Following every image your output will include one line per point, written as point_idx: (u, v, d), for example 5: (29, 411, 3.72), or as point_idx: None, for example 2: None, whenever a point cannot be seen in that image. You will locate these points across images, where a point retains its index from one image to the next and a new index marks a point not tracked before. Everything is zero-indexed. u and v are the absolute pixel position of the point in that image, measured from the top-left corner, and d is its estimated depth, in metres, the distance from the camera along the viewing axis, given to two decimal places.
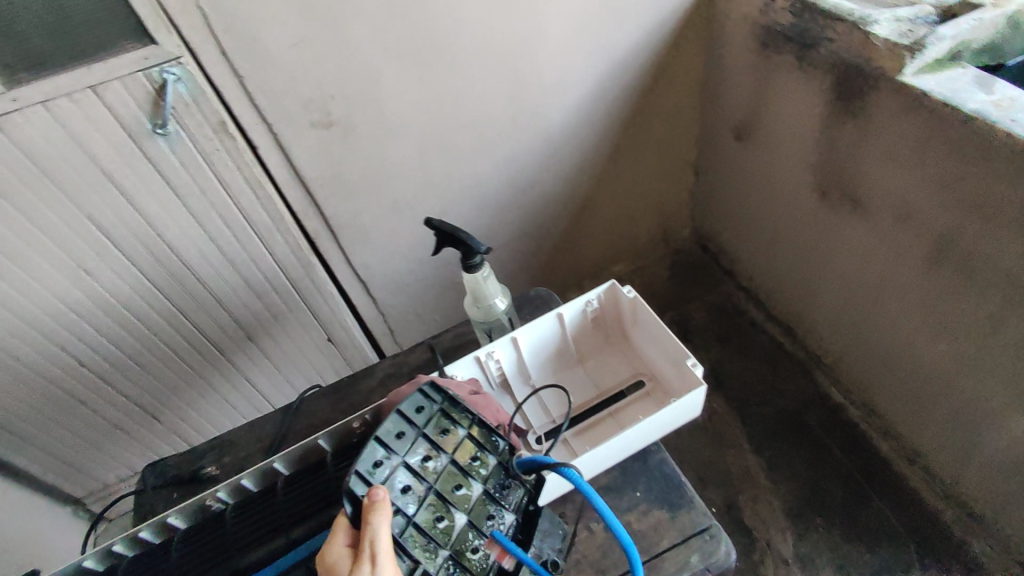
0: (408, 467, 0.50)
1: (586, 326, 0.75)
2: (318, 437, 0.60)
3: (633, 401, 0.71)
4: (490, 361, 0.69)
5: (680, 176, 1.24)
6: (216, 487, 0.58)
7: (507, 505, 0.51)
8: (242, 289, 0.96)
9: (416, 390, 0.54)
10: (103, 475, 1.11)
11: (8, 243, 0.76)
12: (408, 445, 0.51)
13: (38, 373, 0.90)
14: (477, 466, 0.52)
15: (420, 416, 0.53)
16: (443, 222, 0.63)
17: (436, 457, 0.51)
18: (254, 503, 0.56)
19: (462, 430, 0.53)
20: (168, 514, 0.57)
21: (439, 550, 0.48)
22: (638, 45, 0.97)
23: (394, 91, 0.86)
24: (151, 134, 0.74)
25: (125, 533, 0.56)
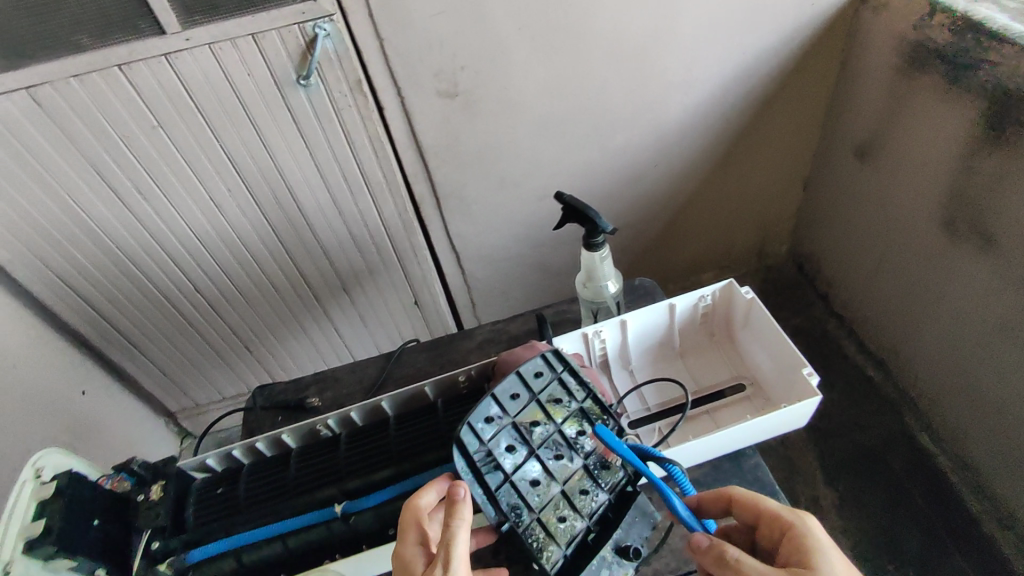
0: (515, 428, 0.55)
1: (693, 320, 0.74)
2: (426, 385, 0.65)
3: (732, 403, 0.70)
4: (596, 339, 0.70)
5: (789, 190, 1.19)
6: (326, 415, 0.64)
7: (603, 484, 0.55)
8: (346, 241, 1.01)
9: (537, 356, 0.59)
10: (196, 395, 1.21)
11: (157, 168, 0.83)
12: (520, 407, 0.56)
13: (160, 291, 0.99)
14: (580, 440, 0.56)
15: (536, 382, 0.58)
16: (574, 197, 0.63)
17: (544, 424, 0.56)
18: (366, 434, 0.63)
19: (573, 404, 0.58)
20: (280, 431, 0.63)
21: (530, 511, 0.52)
22: (769, 49, 0.94)
23: (519, 70, 0.88)
24: (295, 84, 0.79)
25: (242, 443, 0.63)
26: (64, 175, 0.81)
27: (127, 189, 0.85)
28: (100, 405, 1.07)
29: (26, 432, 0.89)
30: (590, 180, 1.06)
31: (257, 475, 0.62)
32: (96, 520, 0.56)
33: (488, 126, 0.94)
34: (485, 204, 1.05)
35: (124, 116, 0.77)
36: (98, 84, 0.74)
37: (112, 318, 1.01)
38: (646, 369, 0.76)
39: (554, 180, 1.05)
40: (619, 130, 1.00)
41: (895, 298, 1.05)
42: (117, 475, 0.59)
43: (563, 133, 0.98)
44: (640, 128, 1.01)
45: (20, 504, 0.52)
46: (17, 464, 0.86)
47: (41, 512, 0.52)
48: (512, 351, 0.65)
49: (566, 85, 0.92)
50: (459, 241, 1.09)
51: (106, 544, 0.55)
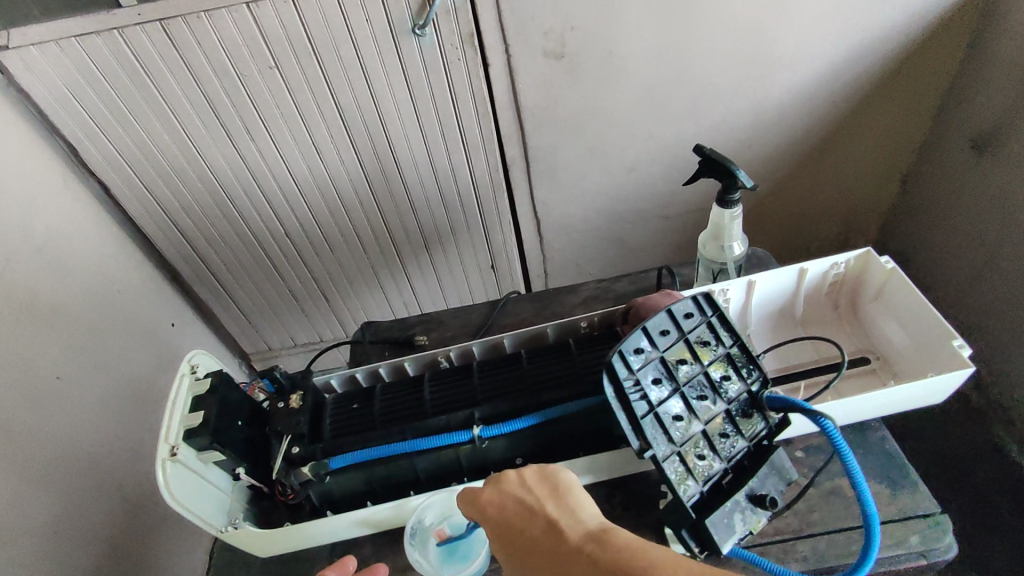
0: (663, 361, 0.55)
1: (819, 289, 0.74)
2: (548, 326, 0.68)
3: (856, 375, 0.70)
4: (721, 297, 0.70)
5: (885, 184, 1.15)
6: (449, 348, 0.67)
7: (743, 432, 0.55)
8: (434, 198, 1.02)
9: (688, 298, 0.59)
10: (270, 338, 1.24)
11: (269, 110, 0.86)
12: (668, 343, 0.56)
13: (253, 232, 1.02)
14: (724, 385, 0.57)
15: (686, 322, 0.58)
16: (716, 151, 0.63)
17: (690, 364, 0.56)
18: (497, 364, 0.64)
19: (721, 348, 0.58)
20: (405, 358, 0.67)
21: (671, 443, 0.53)
22: (888, 29, 0.90)
23: (628, 34, 0.87)
24: (410, 34, 0.80)
25: (367, 368, 0.67)
26: (181, 110, 0.84)
27: (237, 128, 0.87)
28: (191, 340, 1.12)
29: (126, 353, 0.93)
30: (685, 155, 1.05)
31: (388, 396, 0.63)
32: (241, 421, 0.60)
33: (590, 92, 0.93)
34: (575, 173, 1.05)
35: (244, 55, 0.79)
36: (225, 20, 0.76)
37: (206, 254, 1.04)
38: (762, 334, 0.76)
39: (646, 153, 1.04)
40: (719, 106, 0.98)
41: (996, 303, 1.01)
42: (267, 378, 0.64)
43: (662, 105, 0.97)
44: (741, 106, 0.98)
45: (181, 397, 0.58)
46: (118, 382, 0.90)
47: (197, 405, 0.57)
48: (648, 298, 0.66)
49: (674, 54, 0.90)
50: (544, 208, 1.09)
51: (249, 444, 0.60)
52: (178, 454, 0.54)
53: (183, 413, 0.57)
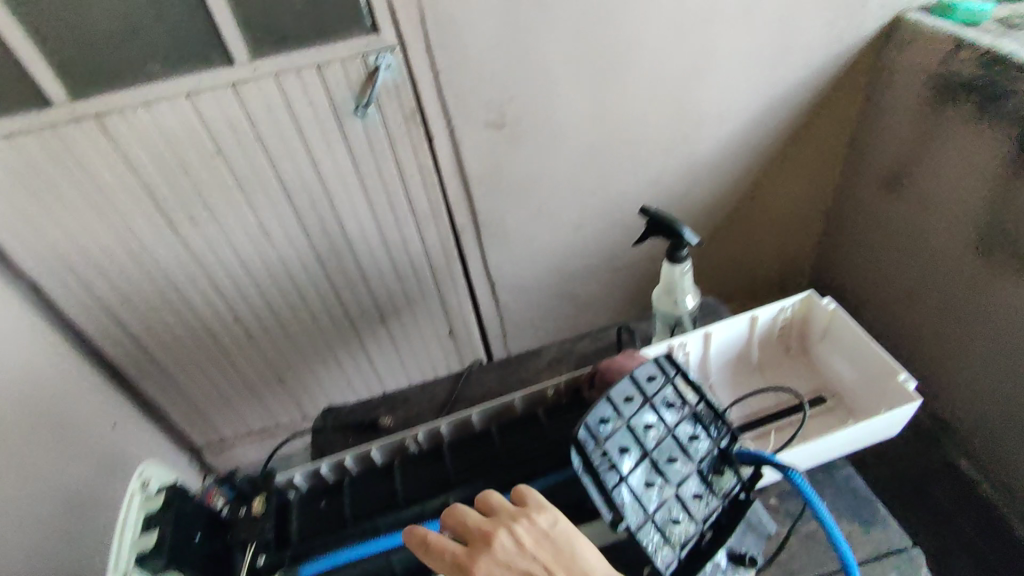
0: (631, 429, 0.56)
1: (770, 333, 0.78)
2: (516, 398, 0.69)
3: (815, 415, 0.72)
4: (680, 350, 0.73)
5: (813, 222, 1.23)
6: (417, 430, 0.66)
7: (716, 490, 0.56)
8: (387, 270, 1.02)
9: (650, 361, 0.60)
10: (223, 429, 1.17)
11: (212, 196, 0.85)
12: (634, 409, 0.57)
13: (202, 321, 0.98)
14: (694, 446, 0.57)
15: (650, 386, 0.59)
16: (661, 212, 0.66)
17: (658, 428, 0.57)
18: (467, 444, 0.64)
19: (686, 408, 0.59)
20: (370, 445, 0.66)
21: (645, 511, 0.53)
22: (796, 84, 0.99)
23: (564, 102, 0.91)
24: (353, 114, 0.82)
25: (333, 459, 0.65)
26: (119, 201, 0.82)
27: (179, 216, 0.85)
28: (134, 439, 1.04)
29: (61, 464, 0.86)
30: (627, 210, 1.09)
31: (356, 491, 0.61)
32: (198, 537, 0.56)
33: (532, 157, 0.97)
34: (523, 234, 1.07)
35: (185, 144, 0.79)
36: (165, 112, 0.76)
37: (150, 349, 0.99)
38: (723, 382, 0.78)
39: (591, 211, 1.08)
40: (654, 162, 1.03)
41: (926, 325, 1.08)
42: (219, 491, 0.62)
43: (600, 165, 1.01)
44: (674, 161, 1.04)
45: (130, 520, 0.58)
46: (52, 497, 0.82)
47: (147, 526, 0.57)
48: (613, 361, 0.66)
49: (608, 118, 0.95)
50: (497, 271, 1.11)
51: (210, 559, 0.56)
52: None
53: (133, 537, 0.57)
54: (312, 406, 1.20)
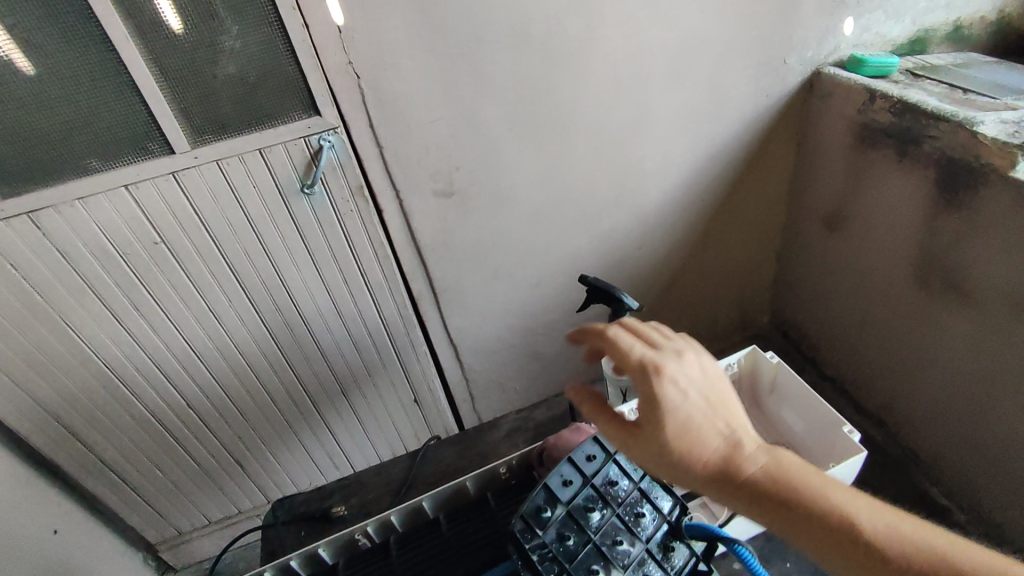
0: (571, 514, 0.59)
1: None
2: (467, 479, 0.66)
3: None
4: None
5: (763, 264, 1.27)
6: (365, 522, 0.64)
7: (668, 568, 0.57)
8: (344, 343, 1.00)
9: (590, 441, 0.64)
10: (179, 522, 1.10)
11: (157, 282, 0.83)
12: (574, 493, 0.60)
13: (151, 411, 0.94)
14: (640, 522, 0.59)
15: (590, 467, 0.62)
16: (598, 279, 0.69)
17: (599, 510, 0.59)
18: (418, 537, 0.64)
19: (629, 485, 0.61)
20: (319, 543, 0.63)
21: None
22: (730, 137, 1.04)
23: (510, 167, 0.94)
24: (299, 192, 0.82)
25: (275, 564, 0.61)
26: (56, 294, 0.79)
27: (122, 305, 0.83)
28: (79, 545, 0.97)
29: None
30: (581, 266, 1.11)
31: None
32: None
33: (483, 221, 0.98)
34: (481, 296, 1.07)
35: (126, 233, 0.78)
36: (104, 203, 0.75)
37: (95, 444, 0.94)
38: None
39: (547, 268, 1.09)
40: (603, 218, 1.06)
41: (883, 356, 1.10)
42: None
43: (552, 224, 1.03)
44: (623, 214, 1.07)
45: None
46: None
47: None
48: (560, 436, 0.69)
49: (554, 180, 0.98)
50: (457, 334, 1.11)
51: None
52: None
53: None
54: (275, 490, 1.14)
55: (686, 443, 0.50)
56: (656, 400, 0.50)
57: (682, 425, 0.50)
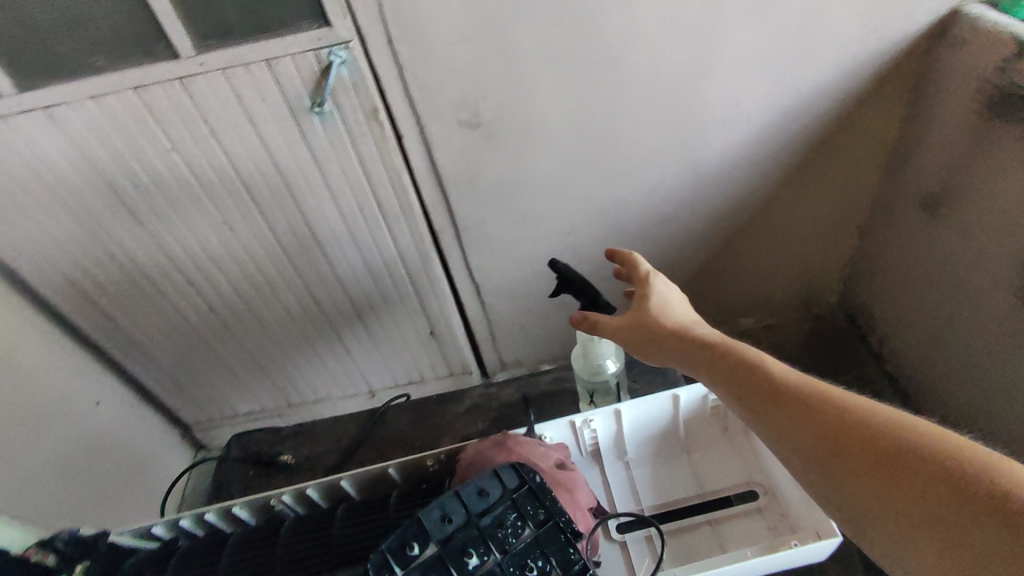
0: (442, 554, 0.56)
1: (698, 416, 0.82)
2: (389, 466, 0.74)
3: (737, 514, 0.77)
4: (586, 428, 0.79)
5: (843, 239, 1.10)
6: (281, 491, 0.73)
7: None
8: (361, 270, 0.98)
9: (486, 473, 0.61)
10: (211, 409, 1.19)
11: (172, 190, 0.82)
12: (453, 531, 0.58)
13: (178, 311, 0.98)
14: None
15: (479, 502, 0.59)
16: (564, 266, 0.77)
17: (479, 554, 0.57)
18: (308, 526, 0.69)
19: (519, 530, 0.59)
20: (232, 503, 0.74)
21: None
22: (824, 86, 0.86)
23: (547, 102, 0.82)
24: (309, 111, 0.76)
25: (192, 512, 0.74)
26: (80, 193, 0.80)
27: (143, 210, 0.84)
28: (118, 417, 1.06)
29: (32, 445, 0.88)
30: (622, 219, 1.00)
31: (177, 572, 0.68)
32: None
33: (513, 160, 0.89)
34: (507, 240, 1.00)
35: (139, 139, 0.76)
36: (114, 106, 0.73)
37: (131, 333, 1.00)
38: (645, 459, 0.83)
39: (582, 217, 0.99)
40: (654, 167, 0.93)
41: (970, 368, 0.96)
42: (46, 548, 0.66)
43: (592, 169, 0.92)
44: (677, 166, 0.94)
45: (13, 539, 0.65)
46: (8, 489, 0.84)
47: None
48: (480, 450, 0.70)
49: (598, 120, 0.86)
50: (481, 275, 1.05)
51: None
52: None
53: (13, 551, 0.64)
54: (296, 395, 1.19)
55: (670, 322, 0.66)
56: (648, 292, 0.69)
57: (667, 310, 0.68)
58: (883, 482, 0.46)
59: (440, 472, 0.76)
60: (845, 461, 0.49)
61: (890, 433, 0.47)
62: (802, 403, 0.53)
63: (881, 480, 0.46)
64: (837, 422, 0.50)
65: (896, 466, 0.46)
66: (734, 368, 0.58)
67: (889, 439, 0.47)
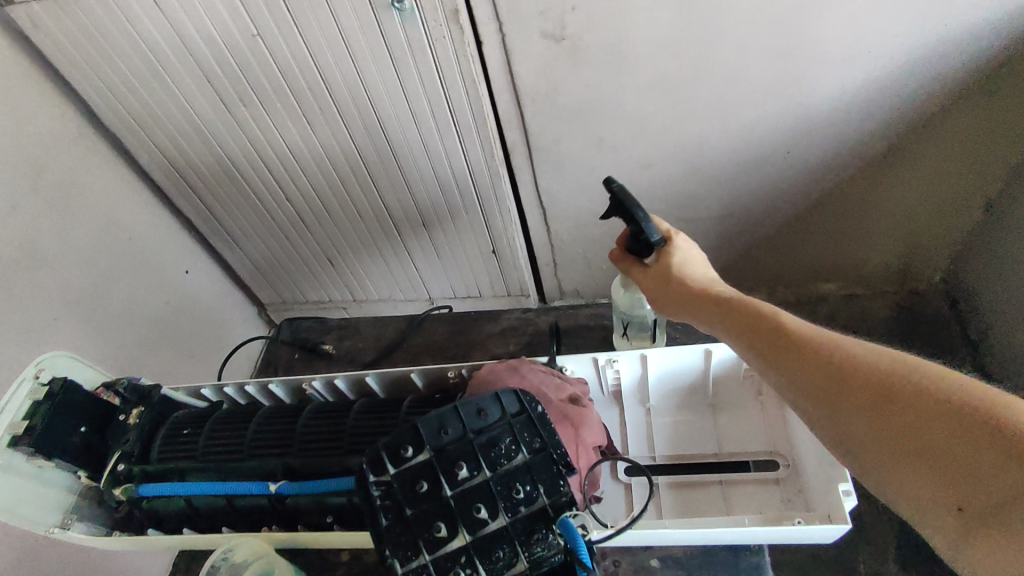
0: (434, 463, 0.59)
1: (732, 375, 0.78)
2: (414, 372, 0.77)
3: (752, 481, 0.75)
4: (609, 367, 0.78)
5: (964, 209, 0.98)
6: (314, 377, 0.80)
7: (524, 552, 0.57)
8: (428, 177, 0.97)
9: (487, 395, 0.62)
10: (284, 292, 1.27)
11: (257, 77, 0.84)
12: (448, 443, 0.60)
13: (259, 197, 1.04)
14: (509, 497, 0.58)
15: (476, 421, 0.61)
16: (628, 197, 0.65)
17: (469, 469, 0.59)
18: (329, 412, 0.74)
19: (511, 454, 0.60)
20: (269, 380, 0.80)
21: (423, 554, 0.57)
22: (978, 25, 0.73)
23: (644, 16, 0.75)
24: (389, 7, 0.74)
25: (237, 382, 0.81)
26: (176, 72, 0.84)
27: (229, 93, 0.86)
28: (203, 287, 1.16)
29: (129, 301, 0.99)
30: (708, 157, 0.93)
31: (215, 429, 0.74)
32: (81, 429, 0.70)
33: (597, 80, 0.83)
34: (580, 165, 0.96)
35: (227, 22, 0.77)
36: None
37: (216, 211, 1.08)
38: (668, 409, 0.82)
39: (665, 150, 0.93)
40: (753, 103, 0.84)
41: None
42: (111, 390, 0.74)
43: (683, 98, 0.85)
44: (780, 104, 0.84)
45: (19, 401, 0.67)
46: (110, 334, 0.96)
47: (28, 413, 0.67)
48: (494, 370, 0.71)
49: (698, 43, 0.77)
50: (548, 198, 1.03)
51: (86, 451, 0.70)
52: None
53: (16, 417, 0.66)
54: (361, 292, 1.25)
55: (691, 279, 0.67)
56: (674, 243, 0.69)
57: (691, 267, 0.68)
58: (890, 423, 0.47)
59: (459, 386, 0.79)
60: (853, 405, 0.49)
61: (897, 375, 0.48)
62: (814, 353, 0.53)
63: (875, 416, 0.48)
64: (838, 379, 0.51)
65: (893, 405, 0.47)
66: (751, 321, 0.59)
67: (889, 389, 0.48)
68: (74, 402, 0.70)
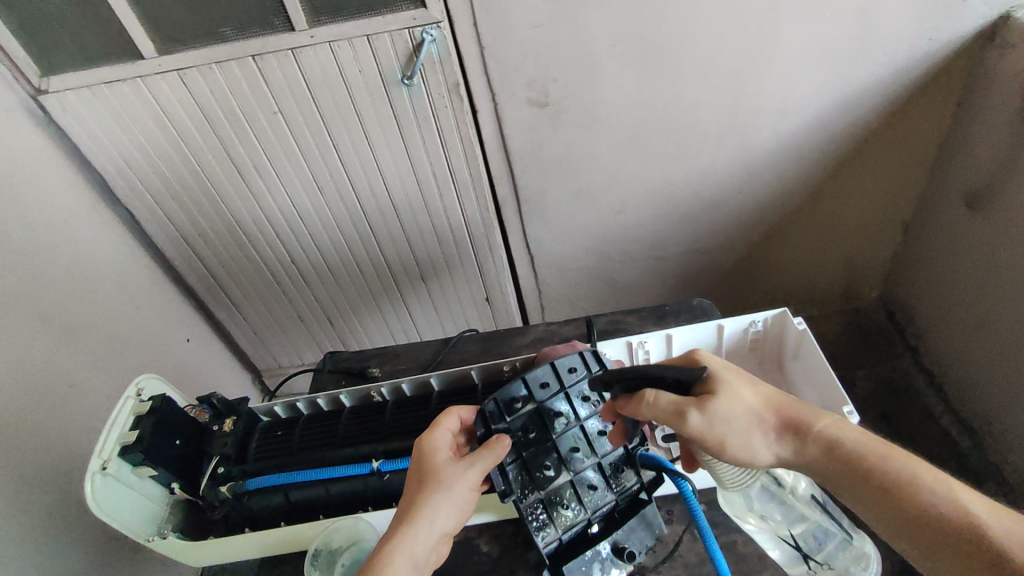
0: (538, 414, 0.63)
1: (742, 344, 0.88)
2: (473, 368, 0.80)
3: None
4: (640, 348, 0.85)
5: (885, 232, 1.16)
6: (381, 384, 0.82)
7: (613, 486, 0.63)
8: (429, 233, 1.07)
9: (575, 354, 0.65)
10: (279, 357, 1.30)
11: (273, 145, 0.92)
12: (549, 395, 0.63)
13: (265, 263, 1.10)
14: (598, 439, 0.64)
15: (569, 377, 0.64)
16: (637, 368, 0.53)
17: (566, 416, 0.63)
18: (407, 405, 0.78)
19: (596, 404, 0.65)
20: (340, 391, 0.82)
21: (531, 492, 0.61)
22: (869, 82, 0.92)
23: (611, 84, 0.90)
24: (399, 83, 0.85)
25: (307, 397, 0.82)
26: (197, 146, 0.92)
27: (244, 162, 0.94)
28: (200, 355, 1.17)
29: (137, 370, 1.01)
30: (671, 199, 1.07)
31: (308, 426, 0.77)
32: (177, 441, 0.70)
33: (576, 138, 0.97)
34: (565, 213, 1.08)
35: (252, 101, 0.87)
36: (233, 70, 0.83)
37: (220, 278, 1.12)
38: None
39: (634, 196, 1.06)
40: (706, 151, 1.00)
41: (1000, 356, 1.01)
42: (202, 404, 0.76)
43: (648, 152, 1.00)
44: (727, 151, 1.00)
45: (124, 414, 0.68)
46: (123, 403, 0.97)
47: (135, 423, 0.67)
48: (553, 347, 0.77)
49: (658, 105, 0.93)
50: (536, 245, 1.14)
51: (183, 462, 0.70)
52: (107, 468, 0.64)
53: (123, 431, 0.67)
54: (354, 345, 1.29)
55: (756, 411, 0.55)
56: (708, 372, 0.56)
57: (733, 386, 0.55)
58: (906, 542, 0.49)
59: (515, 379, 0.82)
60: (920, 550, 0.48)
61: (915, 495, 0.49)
62: (923, 517, 0.48)
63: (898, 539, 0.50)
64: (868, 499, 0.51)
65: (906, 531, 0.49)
66: (846, 463, 0.53)
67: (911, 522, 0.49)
68: (173, 415, 0.70)
